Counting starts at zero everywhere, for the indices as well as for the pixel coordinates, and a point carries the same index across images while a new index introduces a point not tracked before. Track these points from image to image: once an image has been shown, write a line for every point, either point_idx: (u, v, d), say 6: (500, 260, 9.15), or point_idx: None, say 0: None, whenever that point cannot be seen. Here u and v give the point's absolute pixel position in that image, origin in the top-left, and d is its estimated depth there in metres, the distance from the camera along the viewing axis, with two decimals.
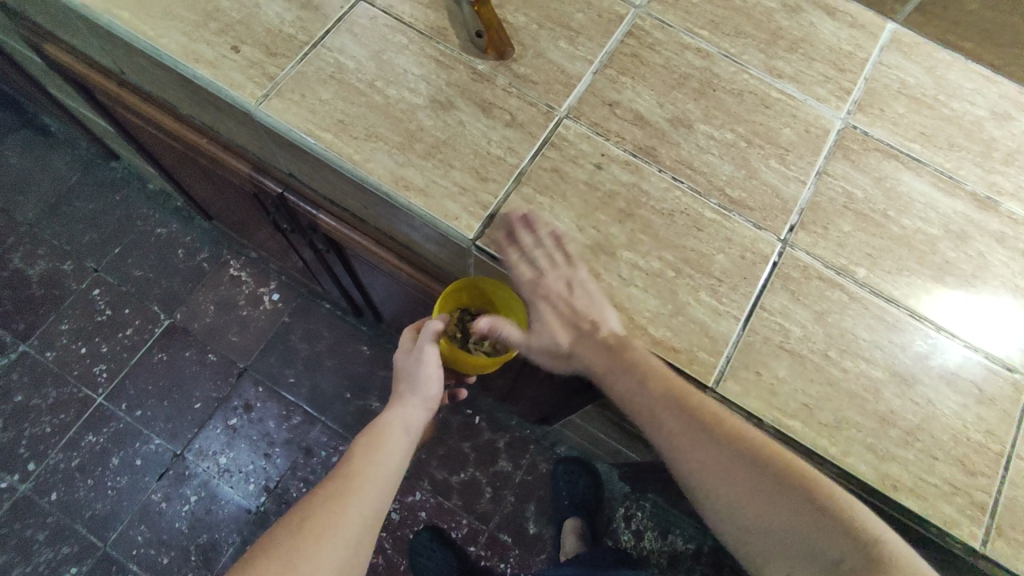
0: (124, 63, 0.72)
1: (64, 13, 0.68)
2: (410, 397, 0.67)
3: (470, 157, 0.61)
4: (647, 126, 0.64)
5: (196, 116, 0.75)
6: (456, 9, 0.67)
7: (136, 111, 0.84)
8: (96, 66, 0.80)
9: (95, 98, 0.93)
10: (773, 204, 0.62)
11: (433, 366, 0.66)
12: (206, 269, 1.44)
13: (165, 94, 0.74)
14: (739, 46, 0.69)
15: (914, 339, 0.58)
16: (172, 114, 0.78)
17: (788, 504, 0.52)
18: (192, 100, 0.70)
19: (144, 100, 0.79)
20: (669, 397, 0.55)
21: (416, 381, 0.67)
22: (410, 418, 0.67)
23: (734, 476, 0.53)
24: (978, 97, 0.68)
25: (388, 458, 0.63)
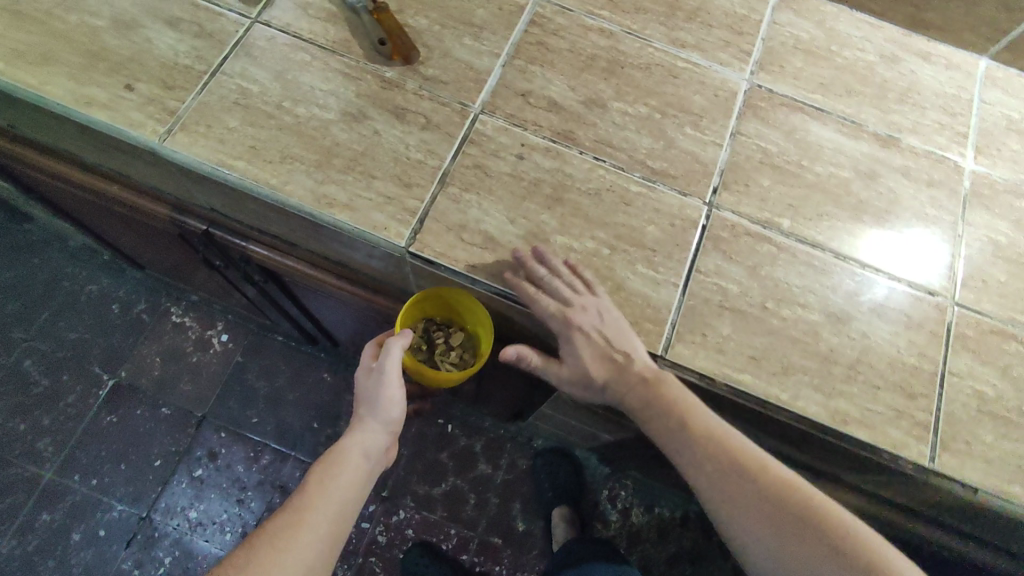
0: (14, 118, 0.69)
1: None
2: (370, 422, 0.66)
3: (391, 164, 0.60)
4: (562, 111, 0.64)
5: (103, 163, 0.72)
6: (356, 20, 0.66)
7: (38, 167, 0.80)
8: None
9: None
10: (693, 169, 0.64)
11: (393, 389, 0.65)
12: (146, 321, 1.38)
13: (64, 144, 0.71)
14: (640, 23, 0.70)
15: (843, 279, 0.61)
16: (76, 165, 0.75)
17: (816, 550, 0.50)
18: (94, 147, 0.67)
19: (43, 153, 0.75)
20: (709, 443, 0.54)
21: (376, 405, 0.66)
22: (370, 442, 0.65)
23: (762, 512, 0.52)
24: (867, 43, 0.72)
25: (346, 483, 0.63)
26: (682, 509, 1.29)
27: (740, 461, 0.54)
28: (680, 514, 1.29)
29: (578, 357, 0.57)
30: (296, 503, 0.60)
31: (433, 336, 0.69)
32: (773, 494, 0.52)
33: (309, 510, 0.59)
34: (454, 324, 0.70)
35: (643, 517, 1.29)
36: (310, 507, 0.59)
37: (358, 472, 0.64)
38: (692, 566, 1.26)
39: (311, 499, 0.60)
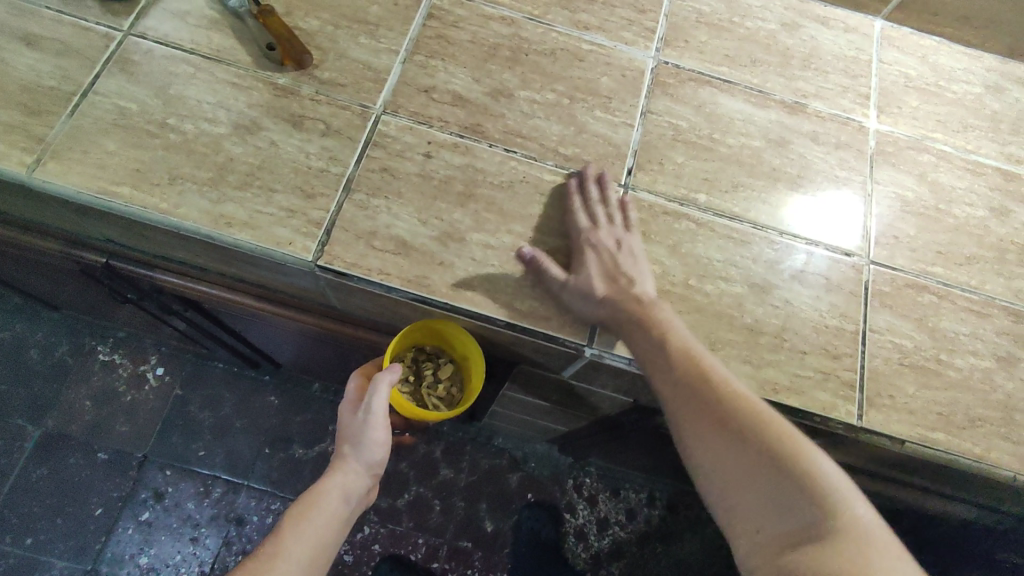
0: None
1: None
2: (352, 463, 0.64)
3: (291, 175, 0.57)
4: (469, 104, 0.62)
5: None
6: (240, 26, 0.62)
7: None
8: None
9: None
10: (606, 153, 0.63)
11: (380, 431, 0.63)
12: (71, 363, 1.30)
13: None
14: (541, 8, 0.69)
15: (762, 248, 0.61)
16: None
17: (764, 466, 0.45)
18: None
19: None
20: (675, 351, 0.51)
21: (360, 446, 0.64)
22: (349, 485, 0.64)
23: (706, 422, 0.48)
24: (767, 12, 0.72)
25: (322, 526, 0.62)
26: (647, 489, 1.30)
27: (714, 379, 0.50)
28: (645, 495, 1.30)
29: (586, 269, 0.56)
30: (270, 545, 0.59)
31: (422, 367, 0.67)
32: (737, 414, 0.47)
33: (280, 551, 0.58)
34: (446, 356, 0.68)
35: (610, 502, 1.29)
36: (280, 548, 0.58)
37: (334, 515, 0.63)
38: (662, 544, 1.28)
39: (284, 541, 0.59)
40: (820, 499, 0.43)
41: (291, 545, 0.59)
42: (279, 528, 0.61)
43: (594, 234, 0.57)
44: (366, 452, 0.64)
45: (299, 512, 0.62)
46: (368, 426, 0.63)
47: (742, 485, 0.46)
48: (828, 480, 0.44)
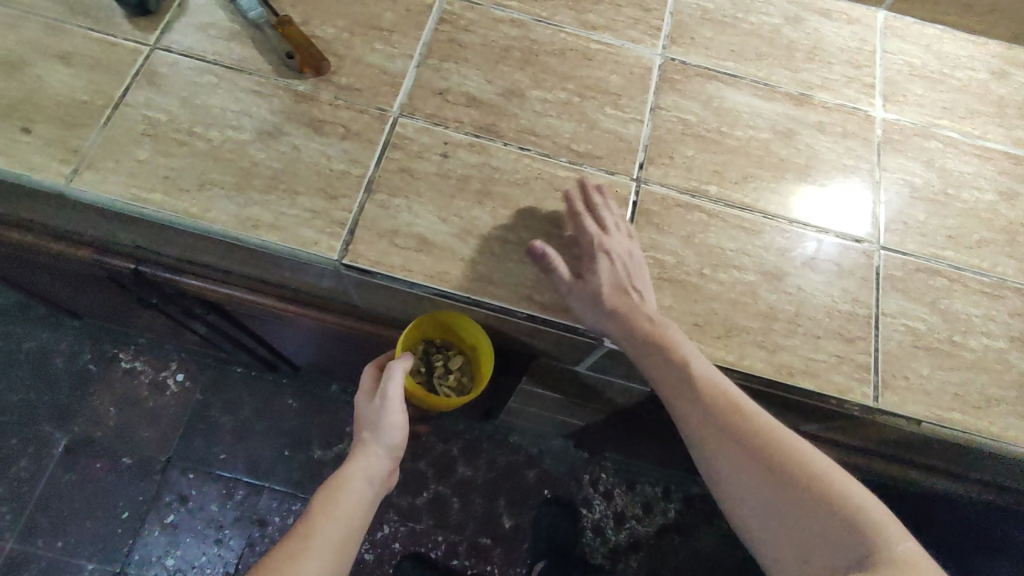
0: None
1: None
2: (373, 447, 0.66)
3: (314, 178, 0.59)
4: (482, 105, 0.64)
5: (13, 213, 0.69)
6: (260, 36, 0.64)
7: None
8: None
9: None
10: (618, 148, 0.64)
11: (398, 413, 0.66)
12: (94, 371, 1.33)
13: None
14: (550, 10, 0.70)
15: (773, 237, 0.62)
16: None
17: (807, 497, 0.49)
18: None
19: None
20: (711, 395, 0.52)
21: (381, 430, 0.66)
22: (372, 466, 0.66)
23: (753, 465, 0.51)
24: (771, 7, 0.74)
25: (351, 508, 0.63)
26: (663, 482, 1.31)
27: (745, 413, 0.52)
28: (661, 488, 1.31)
29: (602, 276, 0.56)
30: (302, 529, 0.60)
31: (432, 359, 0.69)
32: (782, 453, 0.50)
33: (311, 533, 0.60)
34: (454, 348, 0.70)
35: (626, 496, 1.31)
36: (312, 531, 0.60)
37: (361, 496, 0.64)
38: (680, 536, 1.29)
39: (314, 525, 0.60)
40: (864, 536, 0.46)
41: (321, 529, 0.60)
42: (308, 514, 0.62)
43: (607, 241, 0.57)
44: (387, 434, 0.66)
45: (327, 498, 0.63)
46: (386, 408, 0.65)
47: (758, 491, 0.50)
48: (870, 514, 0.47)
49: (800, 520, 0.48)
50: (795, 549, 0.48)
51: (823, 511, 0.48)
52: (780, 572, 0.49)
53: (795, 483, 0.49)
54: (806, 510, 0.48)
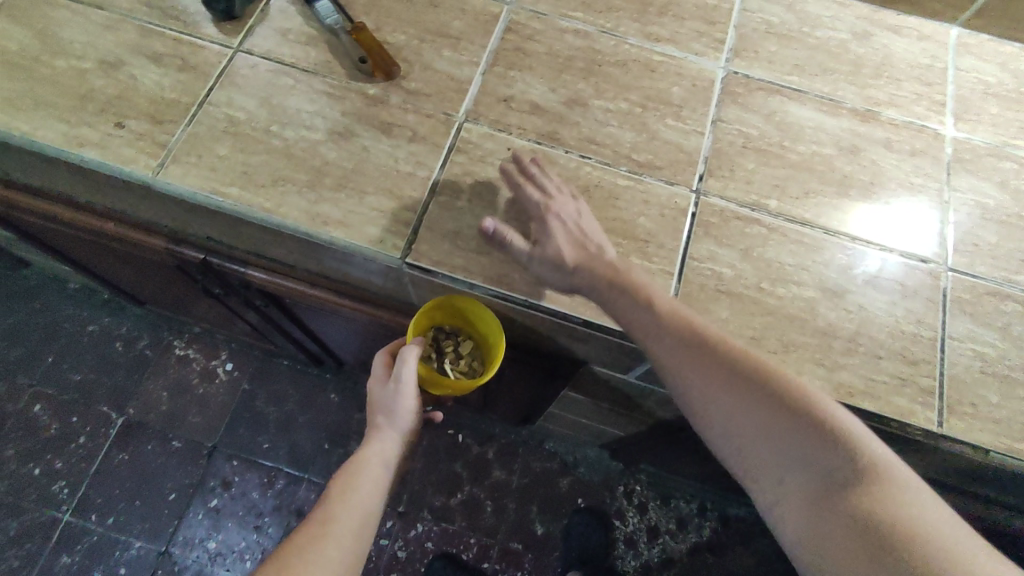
0: (7, 163, 0.70)
1: None
2: (387, 431, 0.68)
3: (380, 178, 0.61)
4: (545, 113, 0.66)
5: (96, 201, 0.73)
6: (335, 41, 0.67)
7: (32, 211, 0.81)
8: None
9: None
10: (678, 159, 0.65)
11: (410, 397, 0.68)
12: (151, 356, 1.39)
13: (58, 186, 0.72)
14: (614, 21, 0.71)
15: (835, 254, 0.62)
16: (71, 205, 0.75)
17: (797, 420, 0.49)
18: (88, 187, 0.68)
19: (37, 197, 0.76)
20: (677, 322, 0.53)
21: (394, 414, 0.68)
22: (386, 450, 0.68)
23: (741, 398, 0.51)
24: (838, 22, 0.73)
25: (367, 492, 0.65)
26: (698, 499, 1.29)
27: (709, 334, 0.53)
28: (696, 504, 1.29)
29: (552, 240, 0.56)
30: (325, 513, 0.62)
31: (442, 344, 0.70)
32: (764, 372, 0.51)
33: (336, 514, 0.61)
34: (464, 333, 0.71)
35: (660, 510, 1.29)
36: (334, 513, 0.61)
37: (378, 479, 0.66)
38: (714, 556, 1.26)
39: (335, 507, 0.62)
40: (845, 448, 0.48)
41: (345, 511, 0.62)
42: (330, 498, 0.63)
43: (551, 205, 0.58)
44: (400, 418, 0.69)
45: (346, 483, 0.65)
46: (404, 393, 0.67)
47: (748, 417, 0.51)
48: (851, 429, 0.49)
49: (784, 446, 0.50)
50: (783, 459, 0.50)
51: (806, 428, 0.49)
52: (779, 506, 0.50)
53: (773, 401, 0.50)
54: (788, 435, 0.50)
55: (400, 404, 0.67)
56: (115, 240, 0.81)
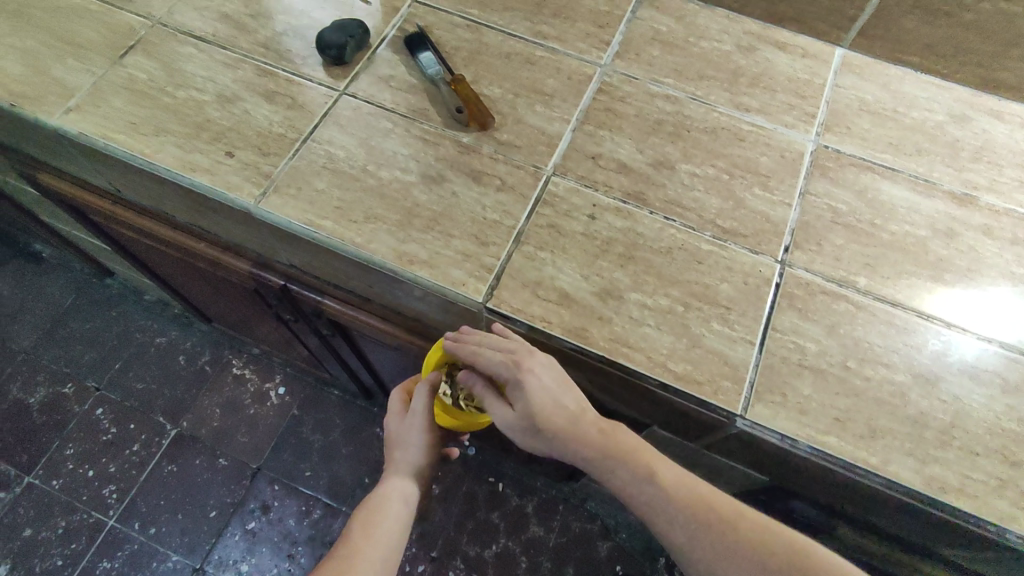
0: (120, 182, 0.74)
1: (61, 145, 0.71)
2: (403, 467, 0.73)
3: (466, 223, 0.63)
4: (631, 173, 0.67)
5: (195, 223, 0.77)
6: (434, 91, 0.71)
7: (132, 226, 0.86)
8: (90, 188, 0.81)
9: (92, 221, 0.94)
10: (764, 228, 0.64)
11: (424, 432, 0.72)
12: (209, 372, 1.43)
13: (162, 206, 0.76)
14: (704, 89, 0.73)
15: (928, 339, 0.59)
16: (170, 224, 0.80)
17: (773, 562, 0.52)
18: (191, 210, 0.73)
19: (140, 214, 0.81)
20: (645, 471, 0.56)
21: (410, 449, 0.72)
22: (404, 484, 0.72)
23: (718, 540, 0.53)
24: (934, 104, 0.72)
25: (387, 526, 0.68)
26: None
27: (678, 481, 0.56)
28: None
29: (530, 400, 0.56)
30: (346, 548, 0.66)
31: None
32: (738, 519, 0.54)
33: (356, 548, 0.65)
34: None
35: None
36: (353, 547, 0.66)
37: (396, 513, 0.70)
38: None
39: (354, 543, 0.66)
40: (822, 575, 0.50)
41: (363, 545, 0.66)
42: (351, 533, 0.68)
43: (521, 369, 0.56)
44: (415, 453, 0.73)
45: (366, 518, 0.69)
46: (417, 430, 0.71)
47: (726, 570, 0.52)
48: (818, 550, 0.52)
49: None
50: None
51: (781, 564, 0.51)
52: None
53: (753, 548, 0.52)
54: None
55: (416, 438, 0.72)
56: (204, 261, 0.85)
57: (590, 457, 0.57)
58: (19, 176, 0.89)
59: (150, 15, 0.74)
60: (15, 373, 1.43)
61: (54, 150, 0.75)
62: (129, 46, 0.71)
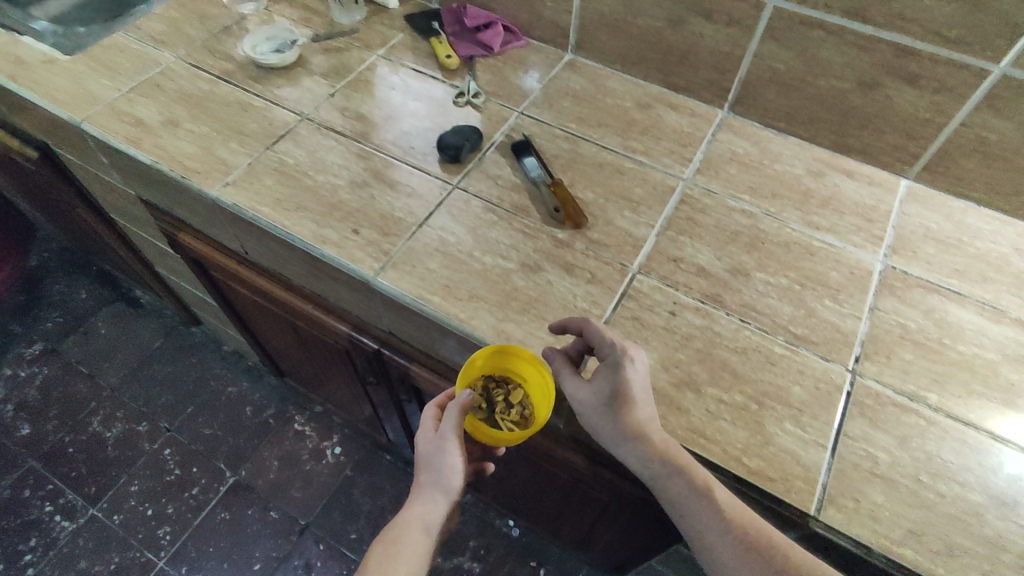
0: (253, 245, 0.85)
1: (212, 211, 0.83)
2: (430, 492, 0.67)
3: (559, 310, 0.70)
4: (710, 276, 0.73)
5: (308, 287, 0.87)
6: (535, 191, 0.81)
7: (247, 284, 0.97)
8: (221, 247, 0.93)
9: (209, 276, 1.06)
10: (835, 338, 0.68)
11: (453, 456, 0.65)
12: (272, 425, 1.50)
13: (283, 269, 0.86)
14: (778, 206, 0.81)
15: (1001, 461, 0.61)
16: (284, 285, 0.90)
17: None
18: (310, 274, 0.82)
19: (259, 273, 0.92)
20: (695, 489, 0.58)
21: (438, 473, 0.66)
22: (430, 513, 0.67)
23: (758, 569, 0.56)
24: (998, 237, 0.78)
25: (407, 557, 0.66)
26: None
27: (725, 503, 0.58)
28: None
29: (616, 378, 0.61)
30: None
31: (493, 394, 0.70)
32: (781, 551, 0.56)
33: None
34: (513, 380, 0.69)
35: None
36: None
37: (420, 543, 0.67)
38: None
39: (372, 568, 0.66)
40: None
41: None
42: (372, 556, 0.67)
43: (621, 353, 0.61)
44: (445, 481, 0.66)
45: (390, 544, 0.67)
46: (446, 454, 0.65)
47: None
48: None
49: None
50: None
51: None
52: None
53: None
54: None
55: (444, 462, 0.65)
56: (306, 320, 0.94)
57: (624, 441, 0.61)
58: (160, 235, 1.05)
59: (301, 113, 0.89)
60: (97, 407, 1.53)
61: (204, 214, 0.86)
62: (280, 136, 0.86)
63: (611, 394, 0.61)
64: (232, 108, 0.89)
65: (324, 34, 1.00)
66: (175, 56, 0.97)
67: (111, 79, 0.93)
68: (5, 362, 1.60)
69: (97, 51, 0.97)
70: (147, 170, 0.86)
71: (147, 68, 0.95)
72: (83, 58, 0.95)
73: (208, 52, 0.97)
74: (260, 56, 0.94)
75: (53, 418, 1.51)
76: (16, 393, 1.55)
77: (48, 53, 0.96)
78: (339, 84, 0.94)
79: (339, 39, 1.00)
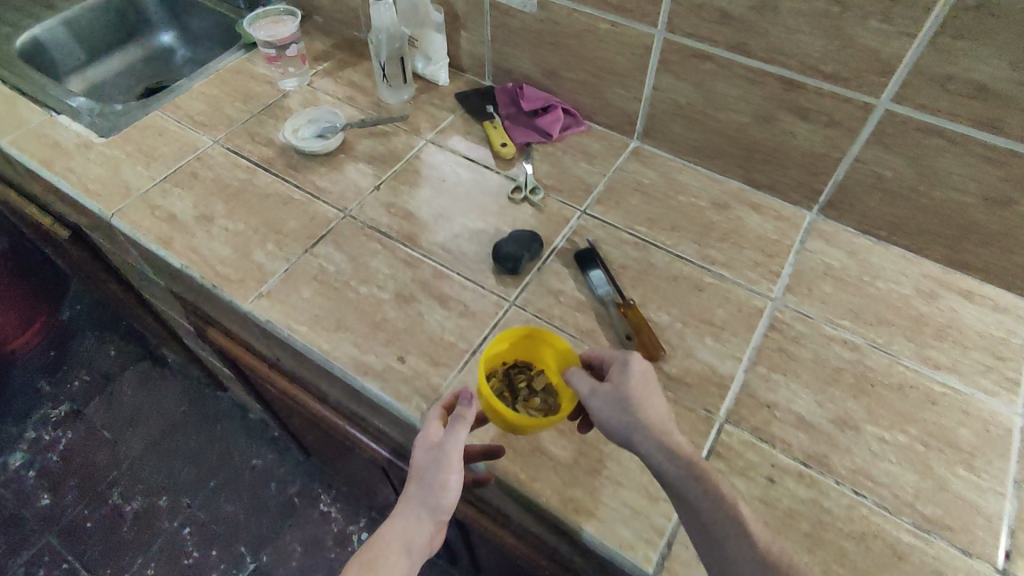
0: (287, 360, 0.78)
1: (245, 324, 0.77)
2: (419, 507, 0.57)
3: (636, 472, 0.59)
4: (813, 429, 0.62)
5: (344, 406, 0.79)
6: (603, 311, 0.72)
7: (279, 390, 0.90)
8: (253, 352, 0.87)
9: (240, 372, 1.00)
10: (974, 522, 0.56)
11: (453, 468, 0.56)
12: (298, 504, 1.43)
13: (317, 385, 0.79)
14: (886, 336, 0.69)
15: None
16: (319, 399, 0.83)
17: None
18: (348, 398, 0.75)
19: (292, 383, 0.85)
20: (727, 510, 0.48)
21: (431, 486, 0.56)
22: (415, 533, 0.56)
23: None
24: None
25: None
26: None
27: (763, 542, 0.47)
28: None
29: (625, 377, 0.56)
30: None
31: (515, 381, 0.65)
32: None
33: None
34: (537, 368, 0.66)
35: None
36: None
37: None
38: None
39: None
40: None
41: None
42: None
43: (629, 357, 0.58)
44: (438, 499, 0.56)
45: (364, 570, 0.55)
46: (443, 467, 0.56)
47: None
48: None
49: None
50: None
51: None
52: None
53: None
54: None
55: (442, 474, 0.56)
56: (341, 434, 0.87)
57: (640, 452, 0.52)
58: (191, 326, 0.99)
59: (345, 209, 0.81)
60: (117, 478, 1.47)
61: (237, 325, 0.80)
62: (320, 236, 0.79)
63: (623, 393, 0.54)
64: (270, 202, 0.83)
65: (371, 116, 0.93)
66: (214, 140, 0.91)
67: (147, 166, 0.87)
68: (30, 424, 1.56)
69: (134, 134, 0.92)
70: (181, 273, 0.79)
71: (184, 153, 0.89)
72: (120, 142, 0.90)
73: (248, 135, 0.91)
74: (302, 142, 0.87)
75: (74, 488, 1.46)
76: (39, 457, 1.51)
77: (86, 136, 0.91)
78: (385, 174, 0.86)
79: (385, 122, 0.92)
